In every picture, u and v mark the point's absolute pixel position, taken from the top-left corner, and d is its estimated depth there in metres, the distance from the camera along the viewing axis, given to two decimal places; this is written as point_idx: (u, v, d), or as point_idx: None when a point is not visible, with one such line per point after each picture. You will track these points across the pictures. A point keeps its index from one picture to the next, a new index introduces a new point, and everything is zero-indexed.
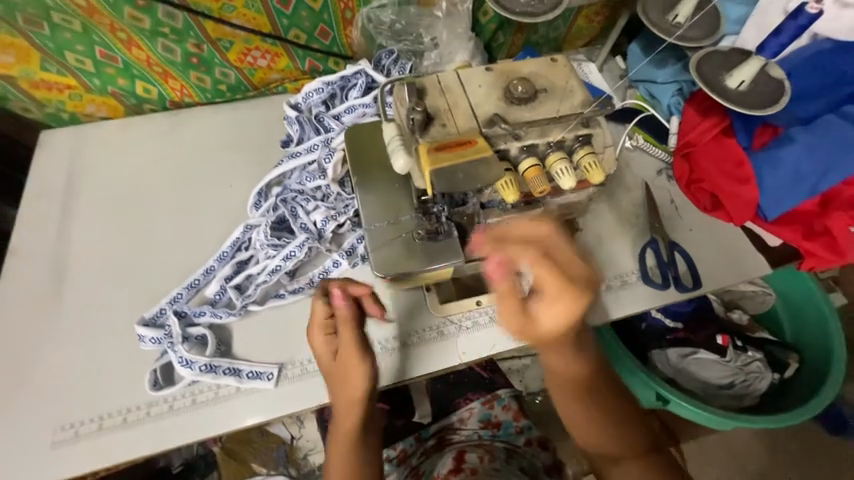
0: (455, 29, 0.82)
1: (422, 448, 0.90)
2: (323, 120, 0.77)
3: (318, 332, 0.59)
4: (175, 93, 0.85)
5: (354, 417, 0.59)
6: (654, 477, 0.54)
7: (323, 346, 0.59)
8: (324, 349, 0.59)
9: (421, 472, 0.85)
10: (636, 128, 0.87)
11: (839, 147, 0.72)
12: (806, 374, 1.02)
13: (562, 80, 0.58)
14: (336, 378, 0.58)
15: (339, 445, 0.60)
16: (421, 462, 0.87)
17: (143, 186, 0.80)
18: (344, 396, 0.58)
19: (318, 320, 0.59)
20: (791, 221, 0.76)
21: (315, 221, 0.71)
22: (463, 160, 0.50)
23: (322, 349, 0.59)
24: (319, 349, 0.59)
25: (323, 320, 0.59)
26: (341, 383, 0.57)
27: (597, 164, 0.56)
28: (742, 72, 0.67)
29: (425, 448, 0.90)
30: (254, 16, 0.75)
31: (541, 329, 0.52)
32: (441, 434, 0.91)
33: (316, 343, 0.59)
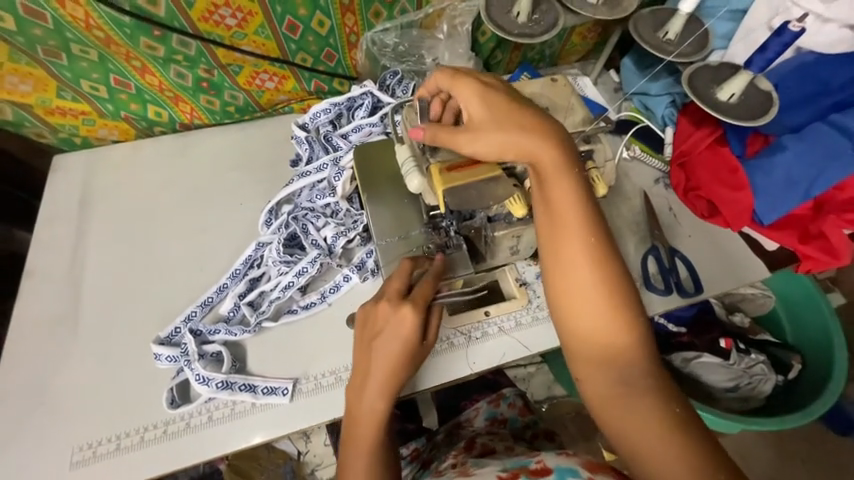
0: (456, 50, 0.85)
1: (432, 443, 0.88)
2: (331, 139, 0.79)
3: (413, 310, 0.57)
4: (185, 116, 0.88)
5: (384, 405, 0.55)
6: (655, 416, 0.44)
7: (391, 322, 0.57)
8: (408, 326, 0.56)
9: (430, 461, 0.82)
10: (632, 140, 0.90)
11: (830, 154, 0.75)
12: (809, 375, 1.02)
13: (564, 99, 0.61)
14: (386, 354, 0.56)
15: (356, 435, 0.56)
16: (431, 454, 0.85)
17: (155, 207, 0.82)
18: (384, 373, 0.55)
19: (424, 299, 0.59)
20: (787, 225, 0.79)
21: (325, 237, 0.73)
22: (474, 179, 0.53)
23: (388, 320, 0.57)
24: (404, 327, 0.56)
25: (426, 295, 0.59)
26: (392, 361, 0.55)
27: (601, 177, 0.60)
28: (732, 85, 0.70)
29: (434, 442, 0.88)
30: (264, 42, 0.78)
31: (494, 141, 0.50)
32: (449, 429, 0.90)
33: (397, 317, 0.57)
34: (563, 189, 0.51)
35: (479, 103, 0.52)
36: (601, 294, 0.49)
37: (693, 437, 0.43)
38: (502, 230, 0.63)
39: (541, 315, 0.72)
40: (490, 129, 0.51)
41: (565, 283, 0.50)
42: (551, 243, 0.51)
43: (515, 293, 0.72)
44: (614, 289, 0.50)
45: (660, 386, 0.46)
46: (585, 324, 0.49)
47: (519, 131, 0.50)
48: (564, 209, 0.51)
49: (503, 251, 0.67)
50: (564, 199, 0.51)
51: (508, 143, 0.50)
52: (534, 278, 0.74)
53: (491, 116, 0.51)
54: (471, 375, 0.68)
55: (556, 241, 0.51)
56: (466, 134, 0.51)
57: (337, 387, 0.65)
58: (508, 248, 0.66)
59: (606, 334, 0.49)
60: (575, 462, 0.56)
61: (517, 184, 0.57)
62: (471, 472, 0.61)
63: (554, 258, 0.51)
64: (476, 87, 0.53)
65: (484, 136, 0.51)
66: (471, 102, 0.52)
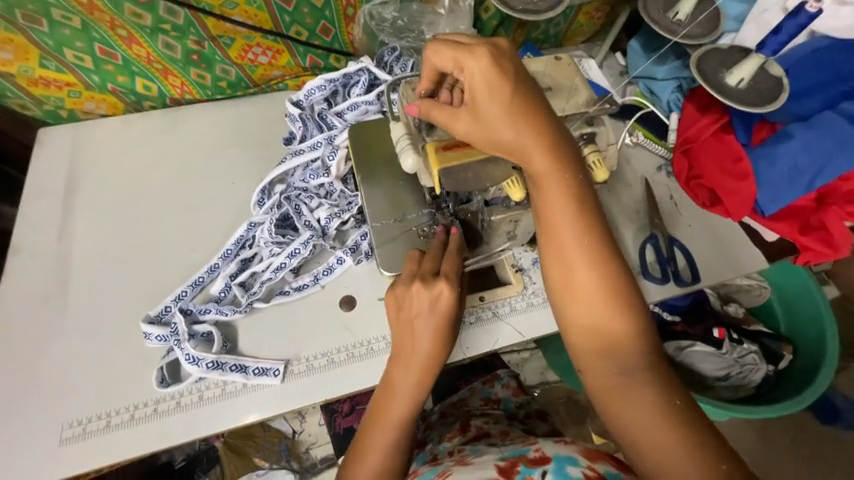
0: (457, 26, 0.81)
1: (427, 422, 0.89)
2: (326, 118, 0.77)
3: (450, 285, 0.56)
4: (175, 90, 0.85)
5: (425, 378, 0.55)
6: (654, 407, 0.44)
7: (427, 299, 0.55)
8: (446, 300, 0.56)
9: (425, 441, 0.83)
10: (635, 125, 0.88)
11: (837, 144, 0.73)
12: (800, 366, 1.03)
13: (567, 78, 0.59)
14: (427, 330, 0.55)
15: (377, 420, 0.55)
16: (425, 435, 0.85)
17: (144, 184, 0.80)
18: (428, 347, 0.55)
19: (455, 274, 0.58)
20: (789, 215, 0.77)
21: (319, 218, 0.71)
22: (471, 159, 0.52)
23: (426, 299, 0.55)
24: (444, 303, 0.55)
25: (455, 270, 0.58)
26: (434, 335, 0.55)
27: (602, 162, 0.58)
28: (742, 69, 0.68)
29: (429, 422, 0.88)
30: (256, 13, 0.74)
31: (490, 132, 0.48)
32: (444, 409, 0.89)
33: (433, 293, 0.55)
34: (566, 179, 0.49)
35: (485, 81, 0.47)
36: (595, 289, 0.48)
37: (692, 426, 0.43)
38: (499, 214, 0.60)
39: (537, 301, 0.71)
40: (493, 113, 0.47)
41: (564, 278, 0.49)
42: (550, 237, 0.50)
43: (511, 279, 0.71)
44: (614, 283, 0.48)
45: (657, 378, 0.46)
46: (586, 319, 0.48)
47: (521, 118, 0.47)
48: (566, 202, 0.49)
49: (500, 236, 0.65)
50: (563, 190, 0.49)
51: (506, 136, 0.48)
52: (530, 265, 0.73)
53: (493, 101, 0.47)
54: (464, 360, 0.68)
55: (555, 234, 0.49)
56: (466, 124, 0.49)
57: (328, 369, 0.65)
58: (506, 233, 0.65)
59: (599, 328, 0.48)
60: (573, 450, 0.56)
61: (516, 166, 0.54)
62: (469, 460, 0.61)
63: (554, 251, 0.50)
64: (482, 61, 0.48)
65: (485, 123, 0.48)
66: (476, 80, 0.48)
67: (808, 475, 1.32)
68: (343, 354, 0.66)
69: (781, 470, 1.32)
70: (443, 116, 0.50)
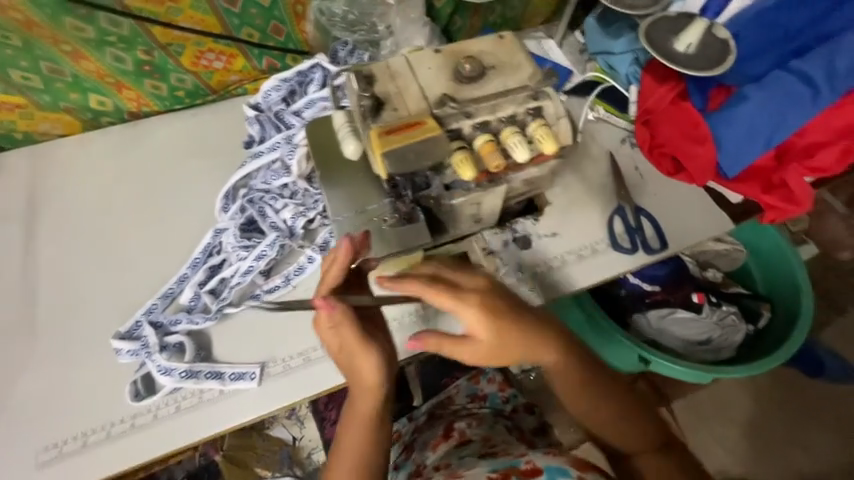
0: (408, 15, 0.78)
1: (414, 425, 0.90)
2: (284, 118, 0.75)
3: (323, 330, 0.57)
4: (133, 103, 0.84)
5: (370, 404, 0.58)
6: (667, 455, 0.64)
7: (327, 338, 0.57)
8: (331, 341, 0.57)
9: (413, 446, 0.84)
10: (596, 100, 0.89)
11: (789, 100, 0.75)
12: (778, 321, 1.06)
13: (510, 56, 0.53)
14: (348, 367, 0.58)
15: (352, 429, 0.59)
16: (413, 437, 0.87)
17: (106, 201, 0.79)
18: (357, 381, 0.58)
19: (328, 319, 0.56)
20: (752, 176, 0.79)
21: (285, 218, 0.71)
22: (412, 141, 0.47)
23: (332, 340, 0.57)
24: (330, 341, 0.57)
25: (324, 320, 0.56)
26: (353, 369, 0.58)
27: (550, 135, 0.51)
28: (688, 35, 0.69)
29: (416, 424, 0.89)
30: (202, 18, 0.73)
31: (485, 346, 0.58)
32: (431, 410, 0.90)
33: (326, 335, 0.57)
34: (549, 342, 0.61)
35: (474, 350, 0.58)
36: (597, 405, 0.63)
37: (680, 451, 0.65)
38: (460, 197, 0.60)
39: (508, 281, 0.72)
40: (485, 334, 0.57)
41: (586, 410, 0.63)
42: (569, 400, 0.63)
43: (483, 262, 0.72)
44: (605, 397, 0.63)
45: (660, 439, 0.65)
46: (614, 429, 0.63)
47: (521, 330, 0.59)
48: (559, 359, 0.61)
49: (465, 220, 0.66)
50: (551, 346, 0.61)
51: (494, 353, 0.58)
52: (501, 246, 0.74)
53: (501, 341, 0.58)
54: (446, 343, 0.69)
55: (568, 394, 0.63)
56: (471, 348, 0.58)
57: (306, 367, 0.65)
58: (470, 217, 0.65)
59: (618, 429, 0.63)
60: (564, 461, 0.60)
61: (464, 146, 0.50)
62: (460, 473, 0.64)
63: (573, 400, 0.63)
64: (455, 300, 0.57)
65: (494, 348, 0.58)
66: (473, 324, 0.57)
67: (797, 430, 1.36)
68: (319, 351, 0.65)
69: (771, 428, 1.36)
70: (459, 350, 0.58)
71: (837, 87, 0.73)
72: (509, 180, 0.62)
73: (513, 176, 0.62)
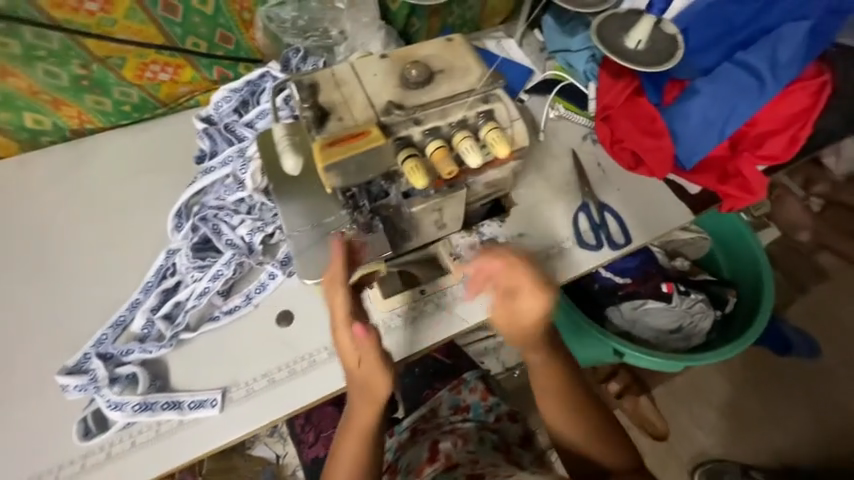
0: (361, 19, 0.77)
1: (398, 442, 0.88)
2: (234, 130, 0.73)
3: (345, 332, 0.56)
4: (74, 121, 0.79)
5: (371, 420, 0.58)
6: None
7: (345, 347, 0.57)
8: (347, 350, 0.57)
9: (398, 468, 0.83)
10: (556, 98, 0.89)
11: (737, 92, 0.77)
12: (744, 306, 1.10)
13: (459, 60, 0.52)
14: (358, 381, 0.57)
15: (350, 441, 0.59)
16: (397, 457, 0.85)
17: (50, 227, 0.74)
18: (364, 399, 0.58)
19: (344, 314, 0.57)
20: (708, 167, 0.81)
21: (242, 235, 0.68)
22: (357, 152, 0.46)
23: (351, 350, 0.56)
24: (344, 353, 0.57)
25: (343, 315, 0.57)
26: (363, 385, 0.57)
27: (502, 137, 0.50)
28: (637, 32, 0.70)
29: (400, 443, 0.88)
30: (140, 27, 0.69)
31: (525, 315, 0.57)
32: (415, 425, 0.89)
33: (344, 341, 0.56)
34: (540, 345, 0.63)
35: (525, 314, 0.57)
36: (576, 414, 0.64)
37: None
38: (419, 205, 0.58)
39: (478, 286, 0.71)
40: (532, 306, 0.57)
41: (562, 418, 0.64)
42: (544, 406, 0.65)
43: (451, 267, 0.71)
44: (584, 410, 0.65)
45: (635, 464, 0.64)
46: (587, 445, 0.64)
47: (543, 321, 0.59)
48: (544, 361, 0.64)
49: (428, 226, 0.64)
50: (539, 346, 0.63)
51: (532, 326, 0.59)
52: (468, 251, 0.73)
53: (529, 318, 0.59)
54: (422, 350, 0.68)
55: (547, 398, 0.65)
56: (507, 311, 0.58)
57: (271, 389, 0.62)
58: (433, 223, 0.64)
59: (592, 447, 0.64)
60: None
61: (414, 153, 0.49)
62: None
63: (551, 406, 0.65)
64: (506, 272, 0.58)
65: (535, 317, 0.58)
66: (526, 305, 0.57)
67: (770, 407, 1.41)
68: (284, 372, 0.63)
69: (747, 407, 1.41)
70: (497, 305, 0.58)
71: (780, 77, 0.76)
72: (469, 184, 0.61)
73: (473, 180, 0.61)
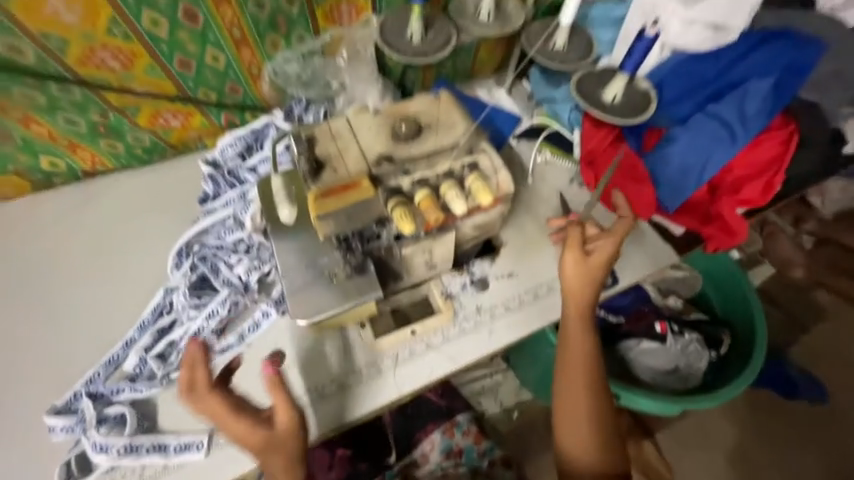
0: (361, 73, 0.83)
1: None
2: (238, 173, 0.78)
3: (234, 419, 0.56)
4: (88, 163, 0.83)
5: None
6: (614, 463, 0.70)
7: (242, 432, 0.55)
8: (245, 429, 0.56)
9: None
10: (544, 144, 0.93)
11: (712, 139, 0.82)
12: (738, 348, 1.09)
13: (445, 114, 0.57)
14: (271, 451, 0.56)
15: None
16: None
17: (57, 264, 0.76)
18: (281, 460, 0.56)
19: (223, 411, 0.56)
20: (690, 209, 0.84)
21: (239, 274, 0.70)
22: (348, 204, 0.50)
23: (253, 434, 0.56)
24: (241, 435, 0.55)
25: (223, 404, 0.56)
26: (277, 452, 0.56)
27: (485, 187, 0.53)
28: (613, 87, 0.78)
29: None
30: (157, 82, 0.75)
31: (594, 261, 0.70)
32: (406, 470, 0.89)
33: (240, 424, 0.56)
34: (579, 312, 0.71)
35: (597, 260, 0.70)
36: (588, 384, 0.71)
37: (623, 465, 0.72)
38: (409, 246, 0.60)
39: (468, 326, 0.73)
40: (599, 259, 0.70)
41: (574, 386, 0.71)
42: (563, 370, 0.72)
43: (442, 307, 0.73)
44: (596, 385, 0.71)
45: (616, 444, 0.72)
46: (586, 416, 0.70)
47: (593, 280, 0.70)
48: (581, 330, 0.71)
49: (419, 266, 0.67)
50: (581, 312, 0.71)
51: (587, 280, 0.70)
52: (459, 290, 0.75)
53: (591, 272, 0.70)
54: (357, 419, 0.66)
55: (567, 363, 0.71)
56: (579, 257, 0.70)
57: None
58: (423, 263, 0.66)
59: (592, 419, 0.70)
60: None
61: (402, 200, 0.52)
62: None
63: (568, 371, 0.71)
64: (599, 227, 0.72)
65: (588, 272, 0.70)
66: (599, 253, 0.70)
67: (778, 452, 1.37)
68: None
69: (753, 452, 1.37)
70: (571, 249, 0.71)
71: (749, 128, 0.81)
72: (458, 226, 0.63)
73: (463, 222, 0.63)
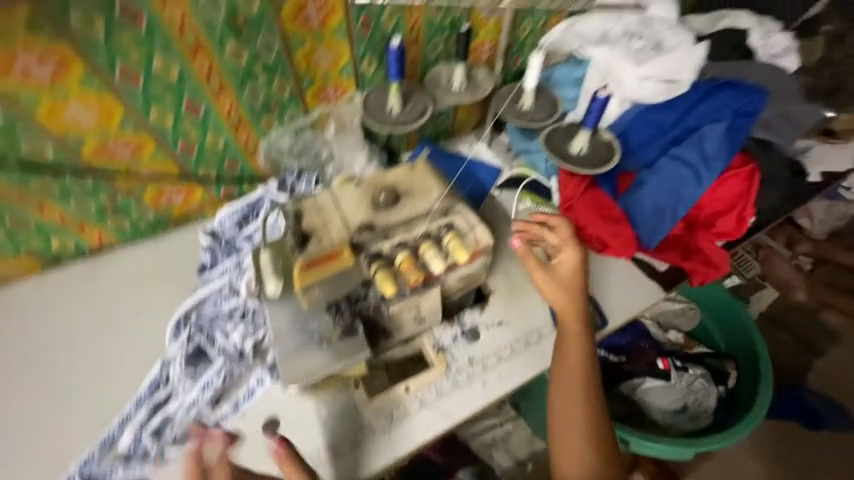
0: (350, 141, 0.90)
1: None
2: (235, 242, 0.82)
3: None
4: (94, 241, 0.87)
5: None
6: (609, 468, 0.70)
7: None
8: None
9: None
10: (524, 193, 0.98)
11: (678, 179, 0.87)
12: (746, 381, 1.07)
13: (420, 181, 0.62)
14: None
15: None
16: None
17: (74, 343, 0.81)
18: None
19: None
20: (669, 246, 0.88)
21: (234, 341, 0.72)
22: (331, 272, 0.56)
23: None
24: None
25: None
26: None
27: (461, 244, 0.58)
28: (578, 141, 0.85)
29: None
30: (162, 164, 0.80)
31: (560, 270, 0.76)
32: None
33: None
34: (574, 315, 0.74)
35: (564, 268, 0.76)
36: (584, 385, 0.72)
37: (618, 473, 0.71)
38: (396, 304, 0.63)
39: (462, 379, 0.73)
40: (564, 267, 0.76)
41: (569, 388, 0.71)
42: (559, 372, 0.73)
43: (435, 361, 0.73)
44: (592, 387, 0.72)
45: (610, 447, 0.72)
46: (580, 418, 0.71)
47: (576, 286, 0.75)
48: (577, 333, 0.73)
49: (407, 322, 0.68)
50: (574, 315, 0.74)
51: (570, 286, 0.75)
52: (450, 342, 0.76)
53: (565, 279, 0.75)
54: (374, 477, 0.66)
55: (563, 366, 0.72)
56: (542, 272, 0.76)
57: None
58: (412, 318, 0.68)
59: (587, 422, 0.71)
60: None
61: (383, 264, 0.57)
62: None
63: (564, 374, 0.72)
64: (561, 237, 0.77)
65: (564, 280, 0.75)
66: (565, 263, 0.76)
67: None
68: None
69: None
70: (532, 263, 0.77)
71: (713, 167, 0.86)
72: (443, 281, 0.66)
73: (447, 276, 0.66)
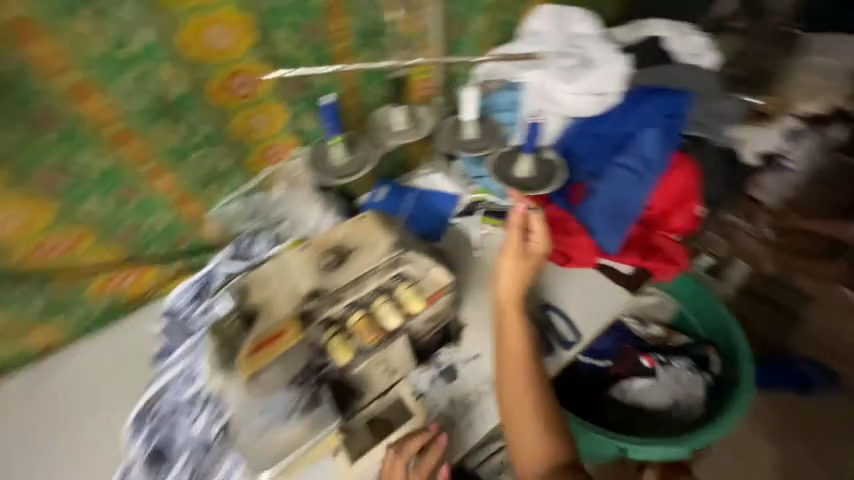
0: (301, 195, 0.88)
1: None
2: (190, 321, 0.81)
3: None
4: (45, 340, 0.82)
5: None
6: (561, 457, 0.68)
7: None
8: None
9: None
10: (483, 218, 0.98)
11: (625, 186, 0.89)
12: (726, 364, 1.09)
13: (368, 235, 0.63)
14: None
15: None
16: None
17: (32, 457, 0.75)
18: None
19: None
20: (630, 248, 0.90)
21: (198, 429, 0.69)
22: (278, 353, 0.56)
23: None
24: None
25: None
26: None
27: (415, 294, 0.60)
28: (522, 165, 0.87)
29: None
30: (105, 253, 0.78)
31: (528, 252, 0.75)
32: None
33: None
34: (513, 303, 0.74)
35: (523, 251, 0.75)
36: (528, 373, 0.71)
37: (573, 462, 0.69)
38: (363, 361, 0.61)
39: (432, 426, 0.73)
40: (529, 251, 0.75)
41: (514, 378, 0.70)
42: (503, 363, 0.72)
43: (415, 411, 0.67)
44: (537, 373, 0.72)
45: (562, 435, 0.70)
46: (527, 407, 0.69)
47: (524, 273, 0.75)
48: (517, 321, 0.73)
49: (379, 377, 0.65)
50: (516, 301, 0.74)
51: (518, 274, 0.75)
52: (427, 385, 0.75)
53: (521, 264, 0.75)
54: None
55: (507, 356, 0.72)
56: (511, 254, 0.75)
57: None
58: (383, 372, 0.65)
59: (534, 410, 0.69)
60: None
61: (338, 329, 0.60)
62: None
63: (508, 363, 0.72)
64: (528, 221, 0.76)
65: (522, 265, 0.75)
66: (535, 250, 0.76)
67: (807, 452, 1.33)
68: None
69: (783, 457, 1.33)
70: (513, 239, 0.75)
71: (654, 169, 0.89)
72: (407, 329, 0.65)
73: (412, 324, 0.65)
